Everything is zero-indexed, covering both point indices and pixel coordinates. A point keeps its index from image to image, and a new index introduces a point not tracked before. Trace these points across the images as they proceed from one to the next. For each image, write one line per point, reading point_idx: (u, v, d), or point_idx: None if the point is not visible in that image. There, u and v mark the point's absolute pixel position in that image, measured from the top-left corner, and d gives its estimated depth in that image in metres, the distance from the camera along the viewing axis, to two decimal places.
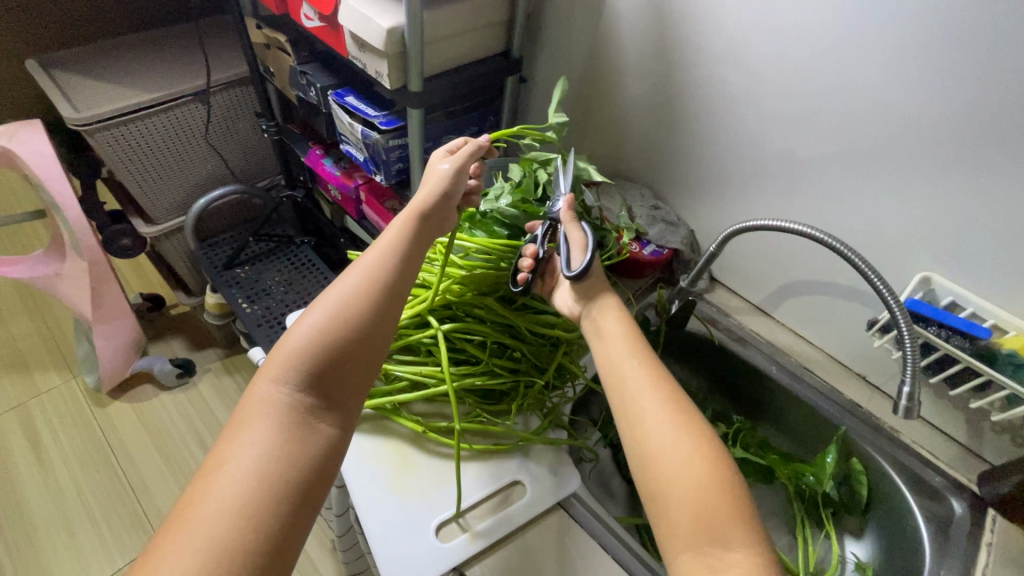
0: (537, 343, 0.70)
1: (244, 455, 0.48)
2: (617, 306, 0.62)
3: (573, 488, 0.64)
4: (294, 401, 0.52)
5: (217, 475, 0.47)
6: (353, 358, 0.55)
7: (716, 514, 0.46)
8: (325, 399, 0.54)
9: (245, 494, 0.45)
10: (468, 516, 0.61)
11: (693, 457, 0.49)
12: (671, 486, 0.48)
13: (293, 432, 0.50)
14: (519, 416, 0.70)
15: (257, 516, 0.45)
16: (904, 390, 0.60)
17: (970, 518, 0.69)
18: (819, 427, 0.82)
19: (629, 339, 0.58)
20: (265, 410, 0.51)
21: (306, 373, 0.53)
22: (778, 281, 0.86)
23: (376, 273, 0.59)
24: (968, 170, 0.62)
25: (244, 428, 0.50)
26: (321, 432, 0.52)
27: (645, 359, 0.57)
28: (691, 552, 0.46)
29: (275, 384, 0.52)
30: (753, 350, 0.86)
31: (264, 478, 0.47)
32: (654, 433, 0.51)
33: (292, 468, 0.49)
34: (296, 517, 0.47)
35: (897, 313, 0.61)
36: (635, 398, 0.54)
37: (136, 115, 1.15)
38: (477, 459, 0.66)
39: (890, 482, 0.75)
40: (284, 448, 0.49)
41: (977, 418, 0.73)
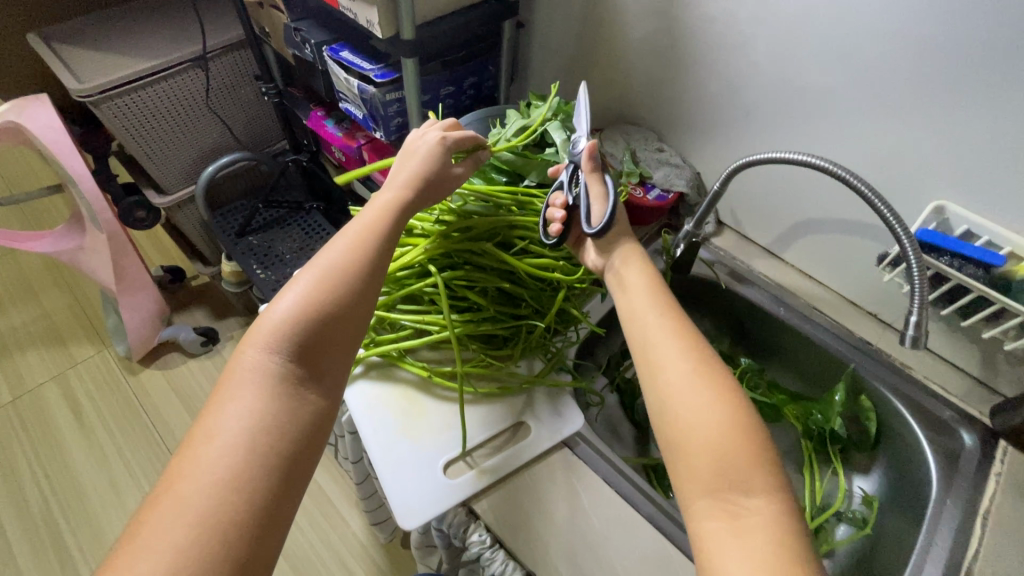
0: (538, 288, 0.69)
1: (232, 424, 0.49)
2: (642, 260, 0.63)
3: (578, 427, 0.66)
4: (283, 372, 0.53)
5: (207, 444, 0.47)
6: (338, 331, 0.56)
7: (734, 462, 0.46)
8: (312, 372, 0.55)
9: (235, 462, 0.46)
10: (475, 455, 0.64)
11: (712, 407, 0.49)
12: (690, 432, 0.49)
13: (281, 401, 0.51)
14: (522, 359, 0.71)
15: (248, 484, 0.46)
16: (912, 321, 0.59)
17: (979, 450, 0.70)
18: (828, 366, 0.81)
19: (651, 292, 0.59)
20: (252, 379, 0.51)
21: (293, 343, 0.54)
22: (787, 221, 0.84)
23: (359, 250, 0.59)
24: (987, 92, 0.59)
25: (234, 398, 0.51)
26: (310, 403, 0.53)
27: (669, 314, 0.56)
28: (708, 496, 0.46)
29: (261, 354, 0.53)
30: (760, 292, 0.85)
31: (253, 447, 0.48)
32: (673, 383, 0.51)
33: (281, 437, 0.50)
34: (286, 483, 0.48)
35: (906, 245, 0.59)
36: (657, 352, 0.54)
37: (138, 85, 1.15)
38: (481, 403, 0.68)
39: (898, 418, 0.75)
40: (273, 418, 0.50)
41: (991, 352, 0.72)
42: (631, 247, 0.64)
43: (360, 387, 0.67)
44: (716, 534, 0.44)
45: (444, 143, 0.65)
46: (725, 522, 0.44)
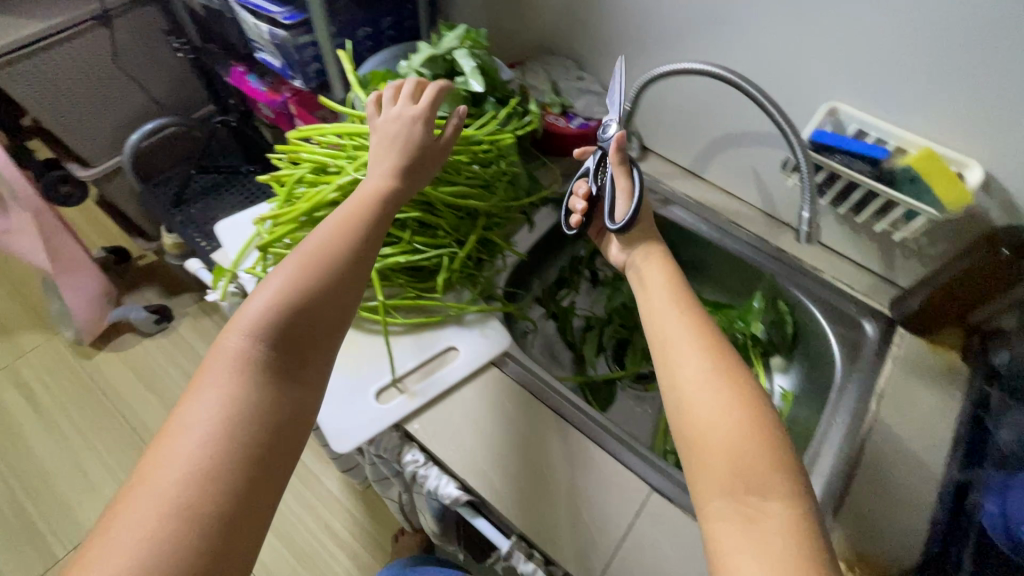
0: (456, 217, 0.70)
1: (206, 411, 0.43)
2: (664, 257, 0.61)
3: (505, 348, 0.69)
4: (265, 358, 0.47)
5: (178, 433, 0.42)
6: (328, 316, 0.50)
7: (755, 463, 0.43)
8: (295, 359, 0.48)
9: (210, 455, 0.41)
10: (406, 381, 0.66)
11: (733, 405, 0.46)
12: (708, 432, 0.46)
13: (264, 389, 0.45)
14: (450, 290, 0.73)
15: (223, 477, 0.40)
16: (804, 217, 0.63)
17: (879, 338, 0.76)
18: (748, 276, 0.86)
19: (673, 293, 0.57)
20: (230, 364, 0.46)
21: (278, 326, 0.48)
22: (705, 140, 0.86)
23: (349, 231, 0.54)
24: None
25: (211, 384, 0.45)
26: (293, 395, 0.47)
27: (690, 311, 0.54)
28: (725, 498, 0.42)
29: (243, 336, 0.47)
30: (683, 212, 0.87)
31: (230, 437, 0.42)
32: (690, 380, 0.49)
33: (262, 428, 0.44)
34: (266, 480, 0.42)
35: (797, 150, 0.62)
36: (675, 344, 0.52)
37: (37, 48, 1.08)
38: (411, 333, 0.70)
39: (810, 317, 0.80)
40: (253, 406, 0.44)
41: (889, 247, 0.77)
42: (656, 245, 0.63)
43: None
44: (732, 535, 0.40)
45: (426, 121, 0.61)
46: (737, 522, 0.41)
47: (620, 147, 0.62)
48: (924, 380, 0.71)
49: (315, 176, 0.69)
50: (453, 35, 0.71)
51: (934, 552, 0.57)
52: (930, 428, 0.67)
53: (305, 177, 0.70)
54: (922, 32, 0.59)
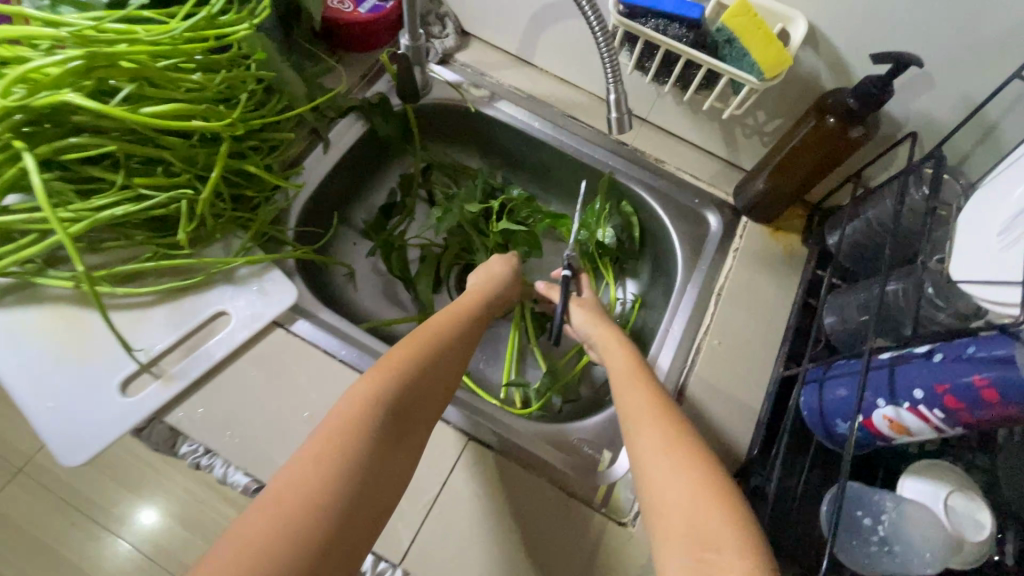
0: (189, 144, 0.53)
1: (312, 469, 0.38)
2: (620, 342, 0.57)
3: (290, 304, 0.57)
4: (385, 414, 0.44)
5: (284, 491, 0.37)
6: (434, 400, 0.48)
7: (708, 518, 0.38)
8: (404, 426, 0.45)
9: (307, 527, 0.36)
10: (163, 363, 0.53)
11: (682, 470, 0.41)
12: (663, 496, 0.41)
13: (369, 456, 0.41)
14: (214, 240, 0.58)
15: (313, 558, 0.35)
16: (612, 101, 0.53)
17: (723, 231, 0.70)
18: (590, 177, 0.75)
19: (632, 368, 0.53)
20: (347, 419, 0.42)
21: (397, 398, 0.45)
22: (523, 16, 0.71)
23: (459, 322, 0.55)
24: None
25: (332, 423, 0.42)
26: (399, 463, 0.43)
27: (642, 381, 0.50)
28: (686, 555, 0.37)
29: (366, 398, 0.44)
30: (512, 109, 0.74)
31: (331, 506, 0.37)
32: (644, 445, 0.45)
33: (358, 507, 0.38)
34: (347, 553, 0.37)
35: (593, 23, 0.49)
36: (630, 406, 0.48)
37: None
38: (167, 302, 0.56)
39: (655, 216, 0.72)
40: (359, 474, 0.40)
41: (730, 127, 0.68)
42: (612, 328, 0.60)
43: None
44: None
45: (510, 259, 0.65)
46: None
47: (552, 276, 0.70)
48: (763, 270, 0.67)
49: None
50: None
51: (755, 454, 0.55)
52: (766, 320, 0.63)
53: None
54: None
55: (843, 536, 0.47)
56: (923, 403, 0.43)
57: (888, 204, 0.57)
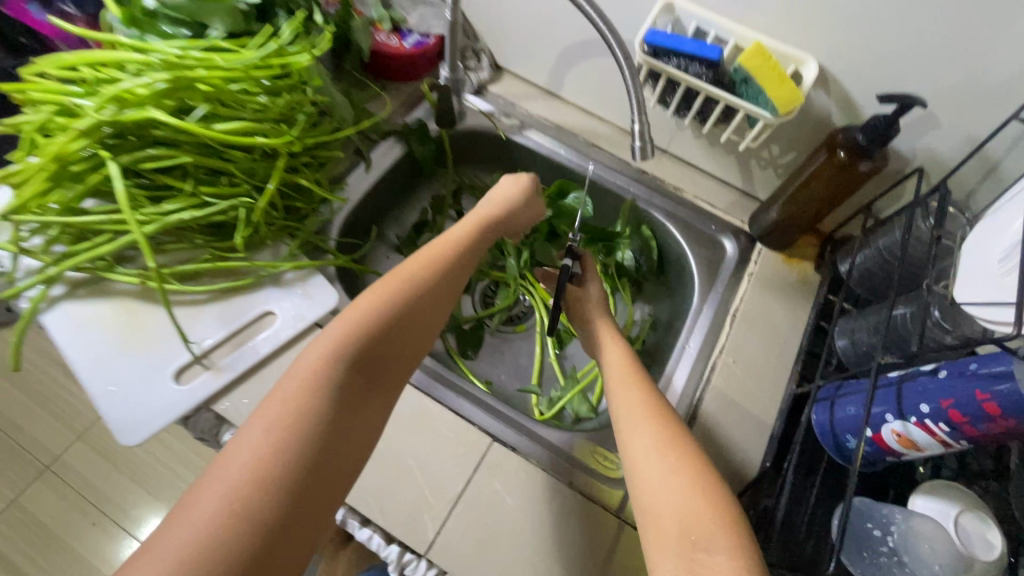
0: (251, 159, 0.59)
1: (269, 428, 0.39)
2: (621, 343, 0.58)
3: (331, 308, 0.62)
4: (334, 382, 0.43)
5: (231, 467, 0.37)
6: (404, 353, 0.48)
7: (702, 520, 0.38)
8: (362, 388, 0.45)
9: (265, 482, 0.37)
10: (213, 356, 0.58)
11: (684, 483, 0.41)
12: (658, 499, 0.41)
13: (328, 412, 0.41)
14: (264, 247, 0.64)
15: (271, 509, 0.36)
16: (636, 131, 0.56)
17: (738, 256, 0.73)
18: (612, 202, 0.80)
19: (626, 366, 0.53)
20: (303, 377, 0.42)
21: (358, 352, 0.45)
22: (555, 53, 0.77)
23: (438, 265, 0.53)
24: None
25: (272, 397, 0.41)
26: (356, 430, 0.43)
27: (639, 382, 0.51)
28: (677, 559, 0.38)
29: (322, 354, 0.44)
30: (540, 137, 0.80)
31: (291, 460, 0.38)
32: (639, 446, 0.45)
33: (316, 473, 0.39)
34: (303, 517, 0.37)
35: (620, 59, 0.54)
36: (625, 405, 0.48)
37: None
38: (219, 301, 0.60)
39: (673, 240, 0.76)
40: (313, 441, 0.40)
41: (746, 159, 0.73)
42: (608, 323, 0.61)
43: (62, 311, 0.57)
44: None
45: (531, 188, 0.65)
46: None
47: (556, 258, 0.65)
48: (777, 295, 0.70)
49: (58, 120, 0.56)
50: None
51: (767, 467, 0.57)
52: (778, 342, 0.66)
53: (49, 124, 0.56)
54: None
55: (852, 547, 0.49)
56: (929, 418, 0.45)
57: (896, 235, 0.59)
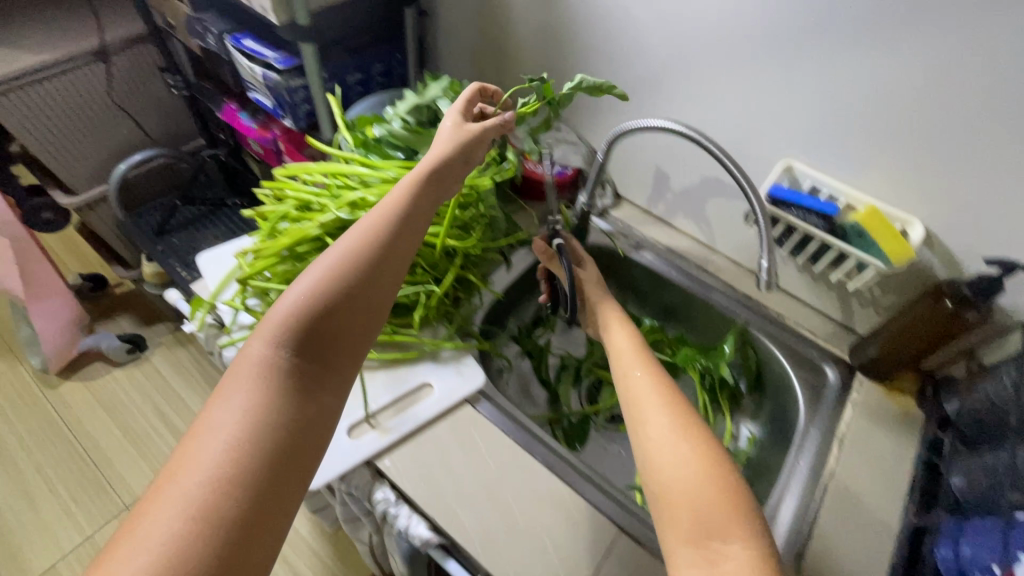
0: (435, 255, 0.72)
1: (234, 419, 0.45)
2: (630, 329, 0.67)
3: (480, 386, 0.71)
4: (291, 365, 0.49)
5: (196, 457, 0.42)
6: (349, 326, 0.52)
7: (714, 509, 0.45)
8: (319, 365, 0.50)
9: (233, 464, 0.42)
10: (379, 417, 0.67)
11: (694, 461, 0.49)
12: (671, 484, 0.48)
13: (282, 398, 0.47)
14: (427, 327, 0.75)
15: (242, 485, 0.42)
16: (763, 266, 0.67)
17: (840, 383, 0.79)
18: (718, 323, 0.88)
19: (640, 357, 0.62)
20: (256, 372, 0.48)
21: (301, 334, 0.50)
22: (675, 190, 0.91)
23: (370, 235, 0.55)
24: (819, 53, 0.66)
25: (234, 392, 0.47)
26: (316, 402, 0.49)
27: (654, 373, 0.58)
28: (692, 545, 0.44)
29: (266, 347, 0.49)
30: (654, 257, 0.91)
31: (254, 441, 0.44)
32: (654, 437, 0.52)
33: (289, 449, 0.45)
34: (281, 478, 0.44)
35: (754, 203, 0.66)
36: (640, 402, 0.55)
37: (32, 81, 1.10)
38: (388, 368, 0.71)
39: (776, 363, 0.83)
40: (274, 421, 0.46)
41: (847, 296, 0.81)
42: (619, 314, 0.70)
43: None
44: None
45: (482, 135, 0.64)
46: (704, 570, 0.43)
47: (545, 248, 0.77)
48: (883, 425, 0.74)
49: (300, 213, 0.73)
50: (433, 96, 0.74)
51: None
52: (888, 474, 0.69)
53: (288, 214, 0.72)
54: (869, 99, 0.65)
55: None
56: None
57: (1004, 383, 0.63)
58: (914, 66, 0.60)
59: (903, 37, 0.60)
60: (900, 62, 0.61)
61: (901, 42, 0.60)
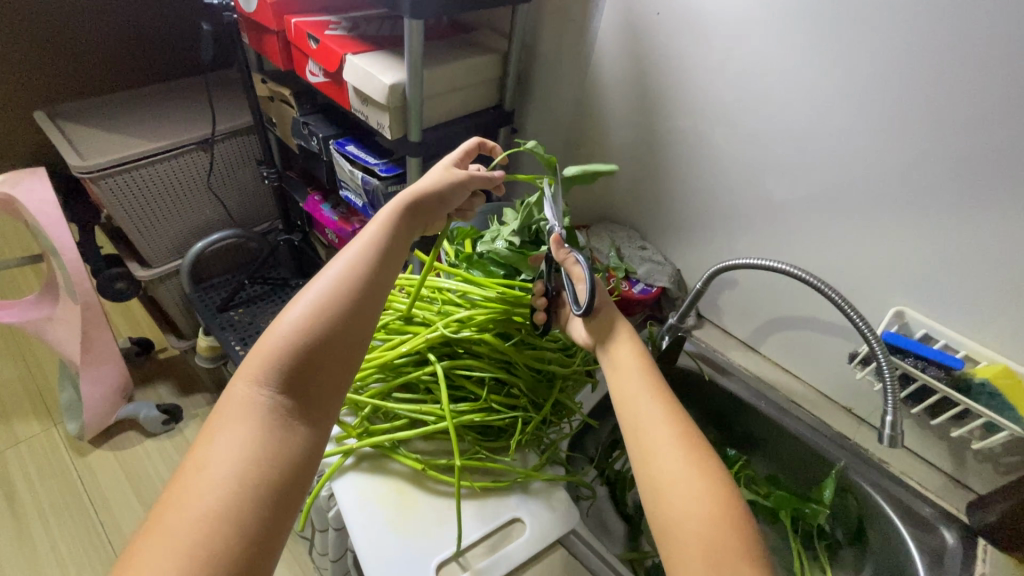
0: (534, 379, 0.71)
1: (222, 457, 0.47)
2: (633, 339, 0.62)
3: (574, 526, 0.65)
4: (273, 401, 0.51)
5: (188, 498, 0.44)
6: (334, 358, 0.55)
7: (727, 551, 0.45)
8: (302, 398, 0.53)
9: (225, 496, 0.45)
10: (468, 555, 0.61)
11: (705, 497, 0.48)
12: (683, 522, 0.47)
13: (269, 434, 0.50)
14: (517, 452, 0.72)
15: (235, 516, 0.44)
16: (887, 420, 0.63)
17: (962, 548, 0.71)
18: (814, 462, 0.83)
19: (644, 372, 0.58)
20: (242, 412, 0.50)
21: (285, 368, 0.53)
22: (763, 318, 0.91)
23: (353, 271, 0.58)
24: (912, 209, 0.69)
25: (223, 430, 0.49)
26: (299, 432, 0.51)
27: (662, 397, 0.56)
28: None
29: (250, 386, 0.52)
30: (743, 385, 0.89)
31: (243, 477, 0.46)
32: (667, 471, 0.50)
33: (283, 484, 0.48)
34: (276, 508, 0.46)
35: (874, 346, 0.64)
36: (650, 432, 0.53)
37: (140, 163, 1.18)
38: (477, 497, 0.66)
39: (884, 516, 0.76)
40: (259, 456, 0.48)
41: (959, 448, 0.76)
42: (621, 319, 0.64)
43: (350, 481, 0.65)
44: None
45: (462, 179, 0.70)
46: None
47: (560, 242, 0.63)
48: None
49: (404, 325, 0.75)
50: (524, 210, 0.73)
51: None
52: None
53: (390, 324, 0.76)
54: (972, 256, 0.66)
55: None
56: None
57: None
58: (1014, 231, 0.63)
59: (1002, 204, 0.63)
60: (1002, 224, 0.63)
61: (999, 208, 0.63)
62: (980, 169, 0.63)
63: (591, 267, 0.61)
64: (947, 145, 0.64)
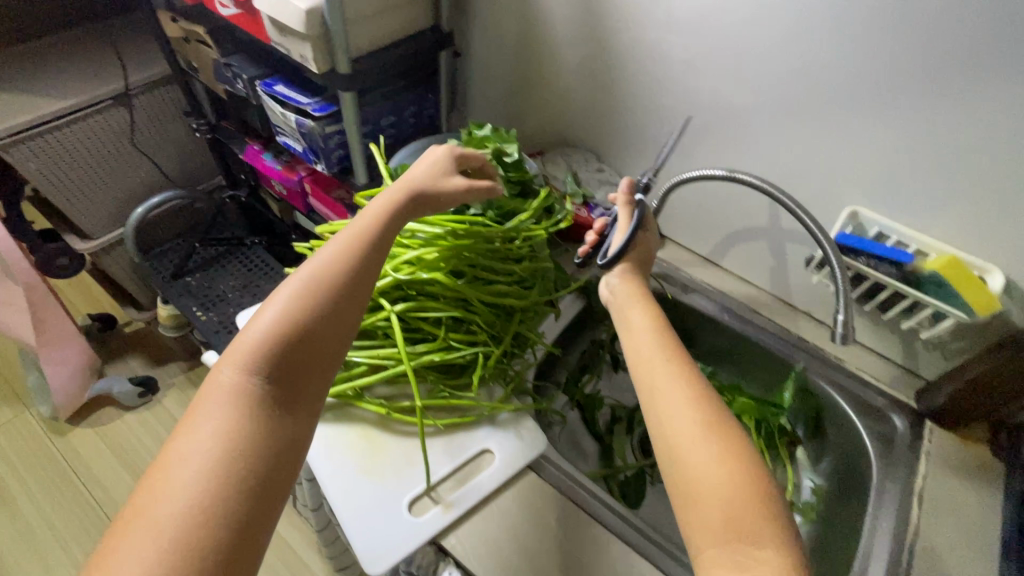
0: (492, 314, 0.71)
1: (203, 448, 0.44)
2: (648, 304, 0.59)
3: (542, 451, 0.66)
4: (259, 390, 0.48)
5: (167, 490, 0.41)
6: (322, 348, 0.51)
7: (746, 515, 0.42)
8: (289, 390, 0.49)
9: (209, 487, 0.42)
10: (440, 489, 0.62)
11: (720, 461, 0.45)
12: (698, 484, 0.44)
13: (252, 426, 0.46)
14: (482, 387, 0.71)
15: (220, 514, 0.41)
16: (840, 319, 0.63)
17: (911, 432, 0.74)
18: (777, 367, 0.85)
19: (658, 335, 0.55)
20: (223, 399, 0.47)
21: (270, 356, 0.49)
22: (724, 231, 0.90)
23: (349, 252, 0.54)
24: (869, 103, 0.67)
25: (204, 418, 0.46)
26: (286, 423, 0.48)
27: (679, 359, 0.52)
28: (723, 547, 0.41)
29: (234, 372, 0.48)
30: (704, 299, 0.90)
31: (228, 468, 0.43)
32: (682, 432, 0.47)
33: (268, 479, 0.45)
34: (261, 504, 0.44)
35: (828, 248, 0.64)
36: (664, 394, 0.50)
37: (53, 126, 1.08)
38: (444, 434, 0.67)
39: (839, 409, 0.79)
40: (242, 448, 0.45)
41: (911, 339, 0.78)
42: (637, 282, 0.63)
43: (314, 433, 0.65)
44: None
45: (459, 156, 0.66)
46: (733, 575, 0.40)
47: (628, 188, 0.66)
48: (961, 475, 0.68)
49: None
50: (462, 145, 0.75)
51: None
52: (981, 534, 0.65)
53: None
54: (922, 149, 0.65)
55: None
56: None
57: None
58: (963, 117, 0.61)
59: (950, 91, 0.61)
60: (958, 110, 0.61)
61: (956, 95, 0.61)
62: (935, 55, 0.60)
63: (635, 224, 0.63)
64: (898, 34, 0.61)
